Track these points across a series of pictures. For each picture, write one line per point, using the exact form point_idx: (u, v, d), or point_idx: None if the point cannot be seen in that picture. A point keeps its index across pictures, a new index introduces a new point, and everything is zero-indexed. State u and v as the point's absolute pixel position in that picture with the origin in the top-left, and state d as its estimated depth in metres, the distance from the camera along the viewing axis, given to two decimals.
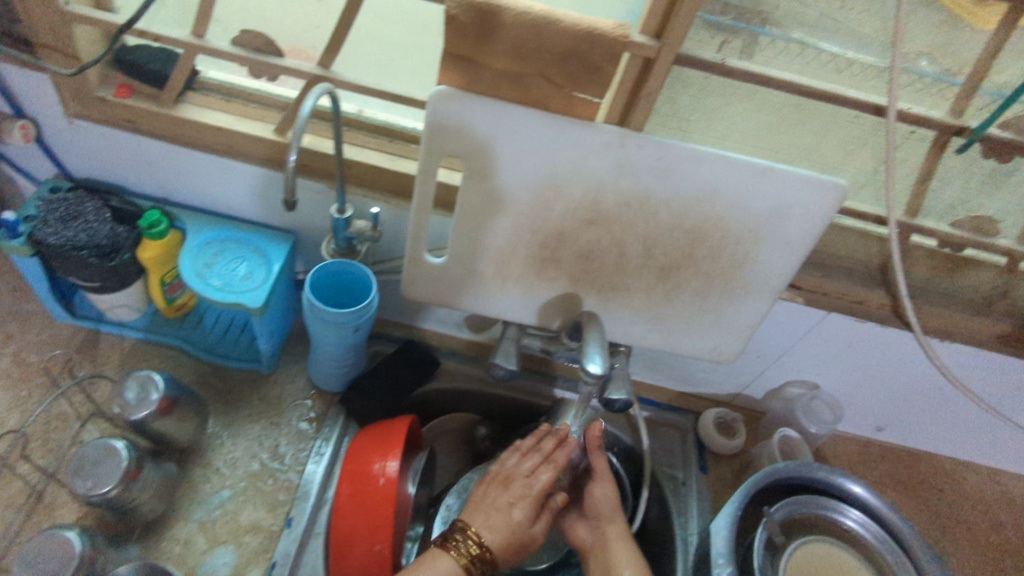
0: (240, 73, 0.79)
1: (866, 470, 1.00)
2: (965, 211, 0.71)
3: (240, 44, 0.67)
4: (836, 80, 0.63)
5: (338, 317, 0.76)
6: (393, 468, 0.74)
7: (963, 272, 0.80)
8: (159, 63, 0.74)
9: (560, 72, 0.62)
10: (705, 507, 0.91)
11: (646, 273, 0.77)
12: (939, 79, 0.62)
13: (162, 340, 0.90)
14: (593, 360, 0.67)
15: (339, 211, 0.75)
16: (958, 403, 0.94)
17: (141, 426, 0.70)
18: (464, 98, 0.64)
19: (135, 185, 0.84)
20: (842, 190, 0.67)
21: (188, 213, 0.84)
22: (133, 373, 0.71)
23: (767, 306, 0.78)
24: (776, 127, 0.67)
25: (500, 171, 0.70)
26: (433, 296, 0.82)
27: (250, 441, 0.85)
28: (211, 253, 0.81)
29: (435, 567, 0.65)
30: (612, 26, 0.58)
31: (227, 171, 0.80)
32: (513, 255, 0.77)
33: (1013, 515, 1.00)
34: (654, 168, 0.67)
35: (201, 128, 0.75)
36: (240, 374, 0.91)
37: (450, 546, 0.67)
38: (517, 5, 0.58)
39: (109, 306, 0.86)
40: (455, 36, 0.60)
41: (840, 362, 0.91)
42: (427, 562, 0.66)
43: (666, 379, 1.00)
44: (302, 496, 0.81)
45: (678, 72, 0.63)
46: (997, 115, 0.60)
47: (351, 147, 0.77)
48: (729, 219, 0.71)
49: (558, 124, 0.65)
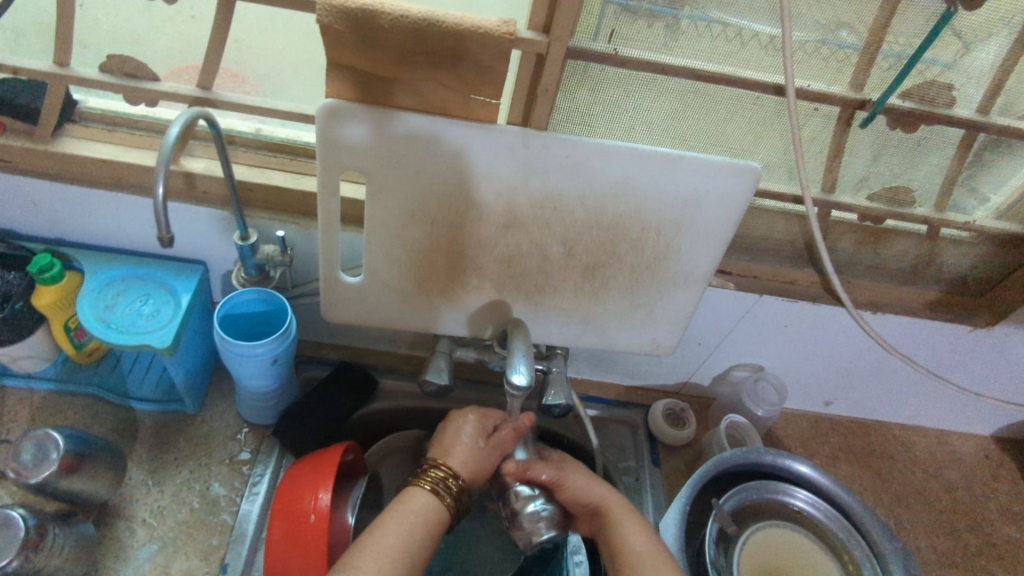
0: (121, 99, 0.73)
1: (819, 447, 0.99)
2: (879, 183, 0.72)
3: (107, 70, 0.64)
4: (733, 61, 0.61)
5: (253, 348, 0.71)
6: (325, 501, 0.69)
7: (887, 243, 0.79)
8: (26, 95, 0.68)
9: (452, 76, 0.58)
10: (660, 500, 0.88)
11: (570, 273, 0.75)
12: (837, 45, 0.60)
13: (76, 390, 0.83)
14: (519, 371, 0.65)
15: (242, 238, 0.72)
16: (898, 371, 0.94)
17: (45, 488, 0.70)
18: (355, 110, 0.60)
19: (24, 229, 0.79)
20: (755, 172, 0.66)
21: (87, 254, 0.79)
22: (29, 434, 0.71)
23: (698, 294, 0.76)
24: (680, 114, 0.65)
25: (404, 183, 0.66)
26: (358, 315, 0.79)
27: (178, 487, 0.79)
28: (112, 293, 0.75)
29: (418, 507, 0.64)
30: (496, 22, 0.54)
31: (119, 204, 0.75)
32: (432, 267, 0.74)
33: (966, 475, 1.00)
34: (562, 166, 0.65)
35: (83, 161, 0.70)
36: (163, 416, 0.84)
37: (426, 479, 0.67)
38: (394, 8, 0.53)
39: (12, 359, 0.79)
40: (333, 45, 0.55)
41: (780, 341, 0.90)
42: (405, 497, 0.65)
43: (613, 375, 0.98)
44: (237, 539, 0.76)
45: (572, 66, 0.61)
46: (894, 85, 0.62)
47: (250, 169, 0.74)
48: (646, 212, 0.69)
49: (458, 128, 0.62)
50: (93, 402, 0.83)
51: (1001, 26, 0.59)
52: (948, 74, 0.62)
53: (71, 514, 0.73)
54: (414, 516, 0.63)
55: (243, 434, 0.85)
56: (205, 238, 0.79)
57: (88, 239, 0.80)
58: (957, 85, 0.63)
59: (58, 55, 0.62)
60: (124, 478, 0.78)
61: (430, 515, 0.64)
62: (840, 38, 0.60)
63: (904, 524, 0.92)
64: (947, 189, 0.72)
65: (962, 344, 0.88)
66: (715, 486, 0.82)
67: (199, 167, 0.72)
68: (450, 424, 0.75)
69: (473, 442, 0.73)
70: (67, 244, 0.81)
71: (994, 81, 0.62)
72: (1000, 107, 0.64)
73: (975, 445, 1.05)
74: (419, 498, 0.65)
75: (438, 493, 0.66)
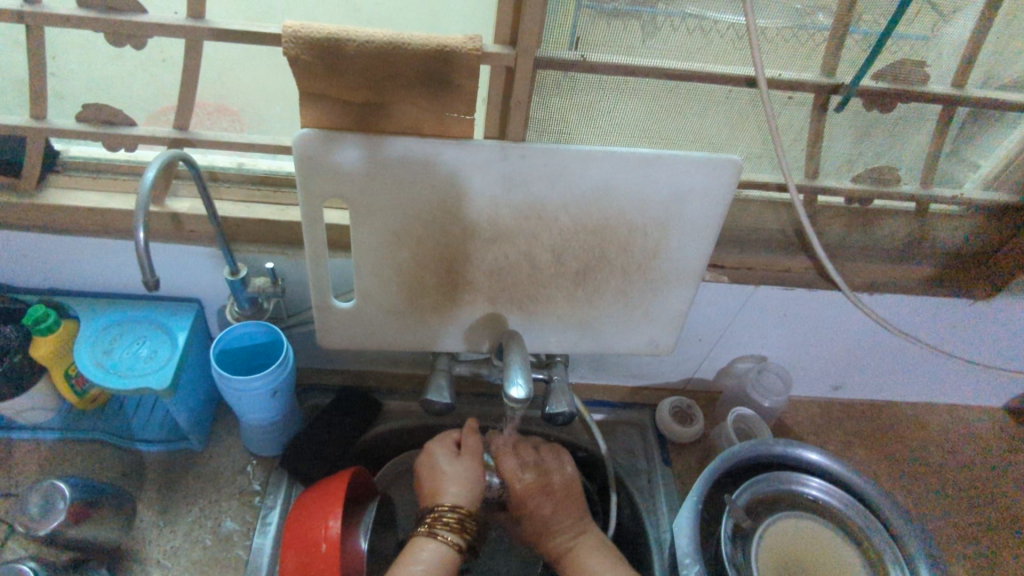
0: (102, 145, 0.74)
1: (830, 432, 0.98)
2: (863, 165, 0.72)
3: (82, 119, 0.64)
4: (701, 57, 0.62)
5: (250, 382, 0.71)
6: (335, 529, 0.68)
7: (877, 224, 0.79)
8: (9, 150, 0.69)
9: (424, 96, 0.58)
10: (673, 498, 0.87)
11: (562, 281, 0.74)
12: (805, 27, 0.60)
13: (83, 436, 0.83)
14: (516, 384, 0.65)
15: (232, 273, 0.72)
16: (903, 350, 0.93)
17: (55, 538, 0.70)
18: (331, 137, 0.60)
19: (19, 282, 0.80)
20: (736, 165, 0.66)
21: (82, 301, 0.79)
22: (35, 487, 0.72)
23: (692, 291, 0.76)
24: (655, 114, 0.65)
25: (387, 206, 0.66)
26: (354, 340, 0.78)
27: (190, 526, 0.79)
28: (108, 339, 0.75)
29: (423, 558, 0.67)
30: (462, 39, 0.55)
31: (109, 250, 0.75)
32: (423, 287, 0.74)
33: (981, 448, 0.99)
34: (544, 175, 0.65)
35: (69, 210, 0.70)
36: (170, 456, 0.84)
37: (432, 525, 0.70)
38: (359, 34, 0.54)
39: (16, 412, 0.79)
40: (303, 75, 0.55)
41: (781, 330, 0.89)
42: (416, 542, 0.69)
43: (616, 378, 0.98)
44: (251, 573, 0.75)
45: (543, 77, 0.61)
46: (866, 66, 0.62)
47: (235, 204, 0.74)
48: (631, 213, 0.68)
49: (435, 147, 0.62)
50: (99, 447, 0.83)
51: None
52: (919, 50, 0.62)
53: (83, 561, 0.72)
54: (428, 558, 0.67)
55: (251, 467, 0.85)
56: (196, 276, 0.79)
57: (82, 286, 0.81)
58: (929, 60, 0.63)
59: (34, 109, 0.63)
60: (135, 521, 0.78)
61: (439, 563, 0.67)
62: (813, 21, 0.59)
63: (922, 502, 0.91)
64: (932, 165, 0.72)
65: (964, 317, 0.87)
66: (725, 483, 0.81)
67: (184, 207, 0.72)
68: (425, 464, 0.77)
69: (457, 478, 0.74)
70: (62, 293, 0.81)
71: (966, 54, 0.62)
72: (975, 79, 0.64)
73: (988, 417, 1.04)
74: (424, 550, 0.68)
75: (440, 535, 0.69)
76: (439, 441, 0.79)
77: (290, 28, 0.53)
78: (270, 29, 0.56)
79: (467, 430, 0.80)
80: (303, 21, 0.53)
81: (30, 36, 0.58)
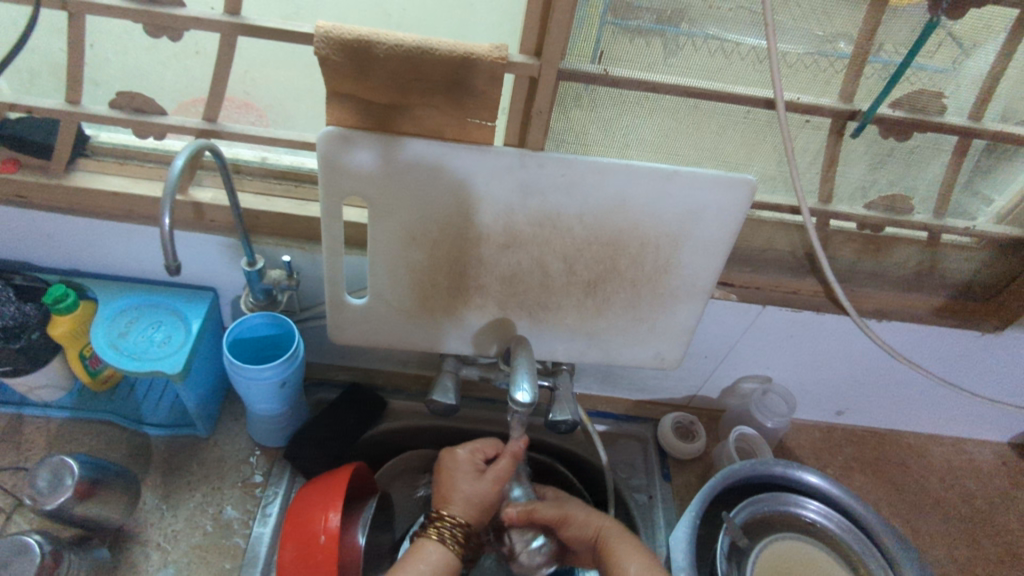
0: (130, 133, 0.76)
1: (830, 457, 0.98)
2: (876, 193, 0.72)
3: (115, 106, 0.66)
4: (721, 78, 0.63)
5: (259, 372, 0.72)
6: (335, 522, 0.69)
7: (889, 251, 0.79)
8: (41, 133, 0.71)
9: (447, 102, 0.60)
10: (671, 513, 0.87)
11: (573, 290, 0.75)
12: (826, 53, 0.61)
13: (92, 417, 0.85)
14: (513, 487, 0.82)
15: (249, 264, 0.73)
16: (909, 379, 0.93)
17: (61, 513, 0.72)
18: (353, 137, 0.62)
19: (40, 261, 0.82)
20: (750, 185, 0.66)
21: (101, 283, 0.81)
22: (45, 461, 0.74)
23: (700, 308, 0.77)
24: (673, 130, 0.67)
25: (404, 207, 0.67)
26: (363, 337, 0.79)
27: (191, 511, 0.80)
28: (124, 321, 0.77)
29: (430, 560, 0.66)
30: (488, 48, 0.56)
31: (130, 236, 0.77)
32: (435, 288, 0.75)
33: (982, 482, 0.99)
34: (560, 185, 0.66)
35: (96, 194, 0.72)
36: (176, 441, 0.85)
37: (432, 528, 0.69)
38: (389, 37, 0.55)
39: (29, 389, 0.81)
40: (331, 74, 0.57)
41: (787, 352, 0.89)
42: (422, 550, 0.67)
43: (619, 390, 0.98)
44: (250, 561, 0.76)
45: (564, 88, 0.63)
46: (884, 94, 0.63)
47: (257, 197, 0.76)
48: (644, 226, 0.69)
49: (454, 151, 0.63)
50: (107, 428, 0.85)
51: (988, 35, 0.60)
52: (938, 82, 0.63)
53: (87, 540, 0.74)
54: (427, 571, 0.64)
55: (254, 457, 0.85)
56: (213, 265, 0.80)
57: (101, 269, 0.82)
58: (947, 92, 0.63)
59: (70, 93, 0.65)
60: (137, 503, 0.79)
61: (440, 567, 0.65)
62: (834, 48, 0.60)
63: (921, 532, 0.91)
64: (945, 196, 0.72)
65: (972, 350, 0.87)
66: (724, 498, 0.81)
67: (207, 196, 0.74)
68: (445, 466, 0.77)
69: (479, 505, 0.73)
70: (81, 274, 0.83)
71: (983, 89, 0.63)
72: (992, 114, 0.65)
73: (992, 452, 1.03)
74: (428, 551, 0.67)
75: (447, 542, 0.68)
76: (468, 451, 0.77)
77: (322, 28, 0.55)
78: (302, 29, 0.58)
79: (508, 453, 0.77)
80: (335, 23, 0.54)
81: (72, 23, 0.60)
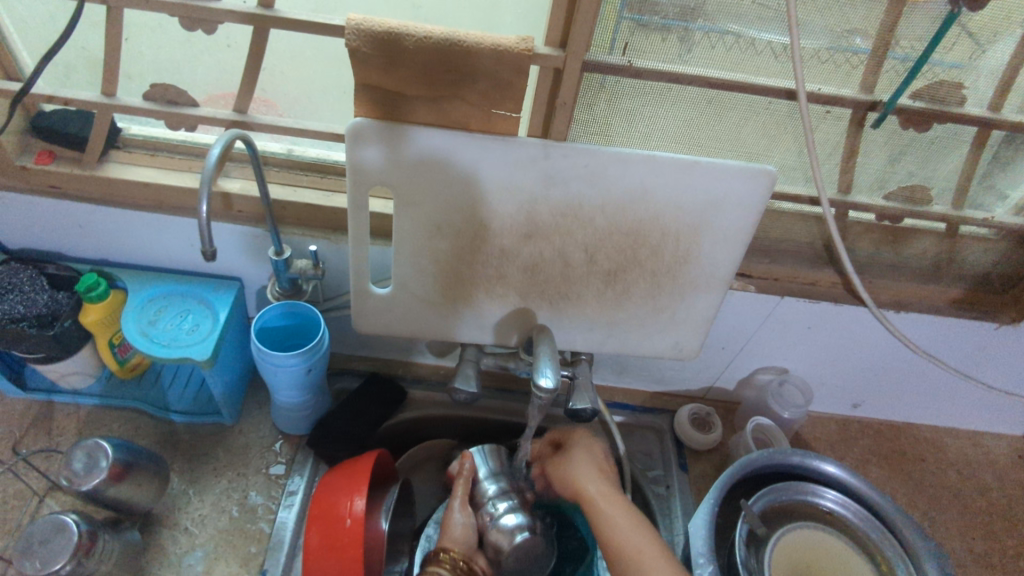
0: (161, 125, 0.78)
1: (846, 448, 0.99)
2: (895, 184, 0.73)
3: (149, 98, 0.68)
4: (743, 69, 0.63)
5: (286, 359, 0.73)
6: (361, 505, 0.70)
7: (906, 242, 0.80)
8: (76, 125, 0.73)
9: (472, 93, 0.61)
10: (688, 503, 0.88)
11: (593, 280, 0.76)
12: (846, 45, 0.62)
13: (121, 404, 0.87)
14: (509, 514, 0.78)
15: (276, 254, 0.75)
16: (926, 371, 0.94)
17: (96, 495, 0.72)
18: (380, 128, 0.63)
19: (71, 252, 0.84)
20: (770, 176, 0.67)
21: (132, 273, 0.83)
22: (82, 442, 0.74)
23: (719, 298, 0.77)
24: (693, 121, 0.68)
25: (430, 197, 0.68)
26: (387, 326, 0.81)
27: (218, 497, 0.82)
28: (154, 310, 0.79)
29: None
30: (514, 40, 0.57)
31: (161, 227, 0.79)
32: (457, 277, 0.76)
33: (999, 476, 0.99)
34: (582, 175, 0.67)
35: (127, 184, 0.74)
36: (202, 429, 0.87)
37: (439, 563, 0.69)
38: (417, 31, 0.57)
39: (60, 375, 0.83)
40: (360, 67, 0.58)
41: (804, 343, 0.90)
42: None
43: (637, 381, 0.99)
44: (275, 546, 0.78)
45: (588, 80, 0.64)
46: (905, 85, 0.64)
47: (284, 188, 0.77)
48: (665, 217, 0.70)
49: (478, 143, 0.64)
50: (136, 415, 0.87)
51: (1007, 27, 0.61)
52: (958, 73, 0.63)
53: (119, 522, 0.76)
54: None
55: (278, 445, 0.87)
56: (240, 255, 0.82)
57: (131, 259, 0.84)
58: (967, 83, 0.64)
59: (105, 86, 0.67)
60: (165, 487, 0.81)
61: None
62: (858, 40, 0.61)
63: (936, 524, 0.91)
64: (964, 186, 0.73)
65: (989, 342, 0.87)
66: (741, 488, 0.82)
67: (235, 187, 0.75)
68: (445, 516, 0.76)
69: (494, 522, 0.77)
70: (112, 263, 0.85)
71: (1003, 80, 0.64)
72: (1012, 105, 0.66)
73: (1008, 445, 1.03)
74: None
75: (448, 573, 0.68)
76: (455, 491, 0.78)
77: (353, 20, 0.56)
78: (332, 21, 0.60)
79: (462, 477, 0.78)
80: (365, 16, 0.56)
81: (110, 17, 0.61)
